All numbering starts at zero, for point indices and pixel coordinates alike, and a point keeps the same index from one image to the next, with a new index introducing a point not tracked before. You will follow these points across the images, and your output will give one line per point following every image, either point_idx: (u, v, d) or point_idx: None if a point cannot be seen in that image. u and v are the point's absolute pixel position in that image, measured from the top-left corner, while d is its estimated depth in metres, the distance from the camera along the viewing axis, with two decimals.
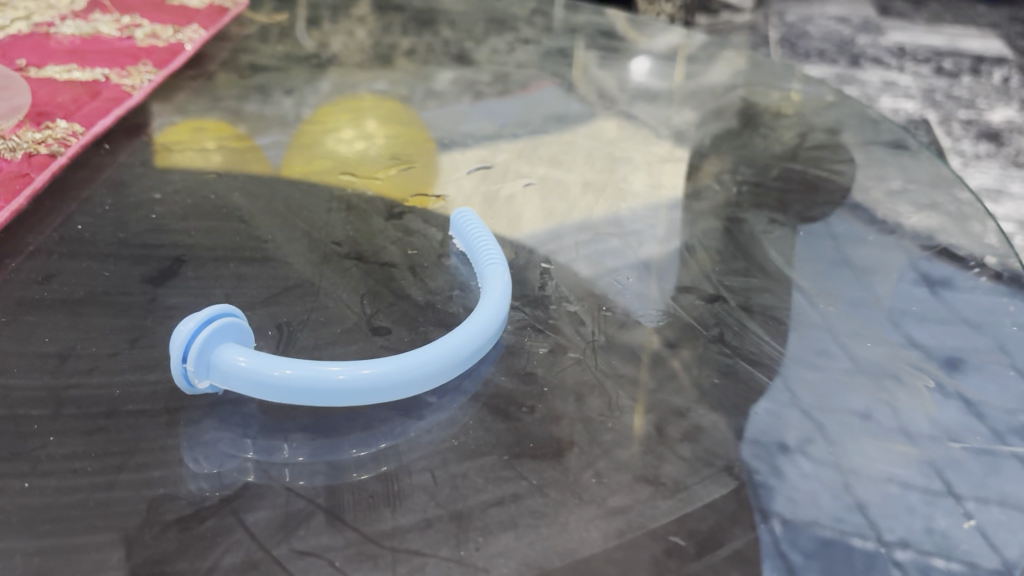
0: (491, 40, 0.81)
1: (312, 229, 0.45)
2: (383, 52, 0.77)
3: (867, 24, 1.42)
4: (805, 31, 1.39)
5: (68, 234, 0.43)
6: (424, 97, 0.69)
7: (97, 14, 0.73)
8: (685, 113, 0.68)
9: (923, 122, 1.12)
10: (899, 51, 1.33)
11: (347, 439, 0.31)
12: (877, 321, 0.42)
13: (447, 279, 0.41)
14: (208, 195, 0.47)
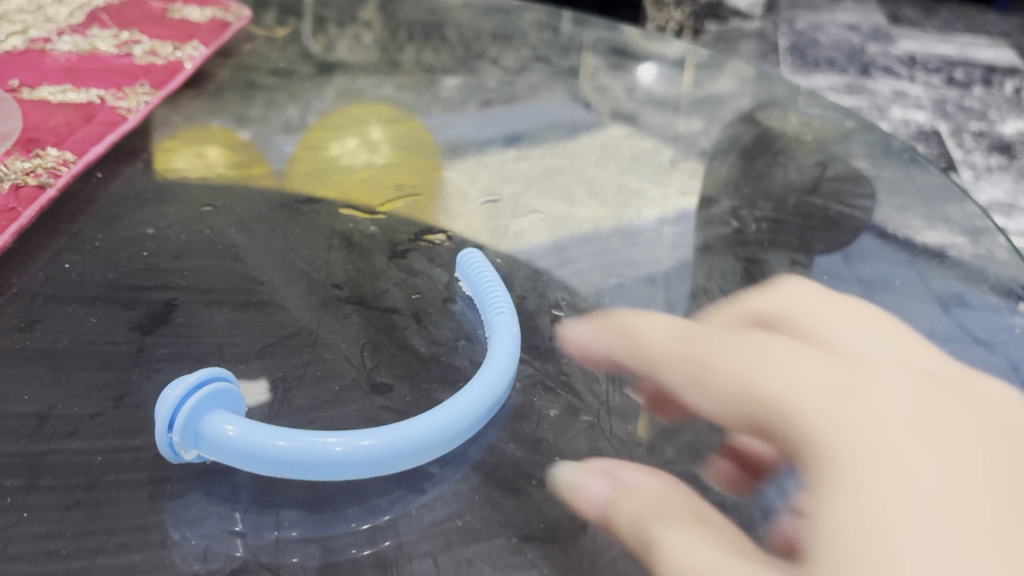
0: (501, 51, 0.79)
1: (311, 269, 0.43)
2: (391, 56, 0.77)
3: (878, 33, 1.68)
4: (815, 41, 1.63)
5: (54, 274, 0.41)
6: (431, 100, 0.70)
7: (95, 30, 0.71)
8: (693, 121, 0.68)
9: (935, 133, 1.30)
10: (910, 60, 1.56)
11: (344, 513, 0.29)
12: (889, 336, 0.43)
13: (453, 328, 0.39)
14: (203, 230, 0.45)
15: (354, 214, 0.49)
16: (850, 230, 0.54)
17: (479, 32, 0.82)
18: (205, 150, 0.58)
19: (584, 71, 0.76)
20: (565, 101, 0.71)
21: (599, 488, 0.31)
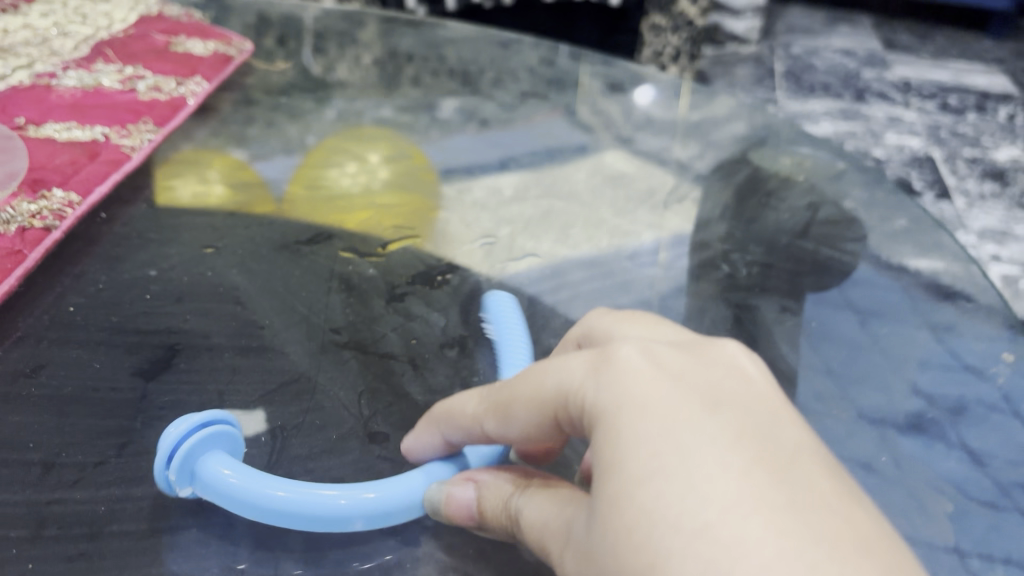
0: (503, 85, 0.80)
1: (311, 312, 0.44)
2: (388, 77, 0.80)
3: (871, 58, 2.08)
4: (808, 62, 2.04)
5: (59, 317, 0.42)
6: (428, 124, 0.73)
7: (100, 64, 0.72)
8: (686, 145, 0.70)
9: (931, 159, 1.64)
10: (906, 86, 1.93)
11: (349, 553, 0.30)
12: (882, 368, 0.47)
13: (448, 375, 0.40)
14: (205, 270, 0.47)
15: (354, 256, 0.49)
16: (843, 261, 0.56)
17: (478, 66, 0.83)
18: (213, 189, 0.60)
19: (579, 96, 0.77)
20: (562, 136, 0.71)
21: (470, 491, 0.30)
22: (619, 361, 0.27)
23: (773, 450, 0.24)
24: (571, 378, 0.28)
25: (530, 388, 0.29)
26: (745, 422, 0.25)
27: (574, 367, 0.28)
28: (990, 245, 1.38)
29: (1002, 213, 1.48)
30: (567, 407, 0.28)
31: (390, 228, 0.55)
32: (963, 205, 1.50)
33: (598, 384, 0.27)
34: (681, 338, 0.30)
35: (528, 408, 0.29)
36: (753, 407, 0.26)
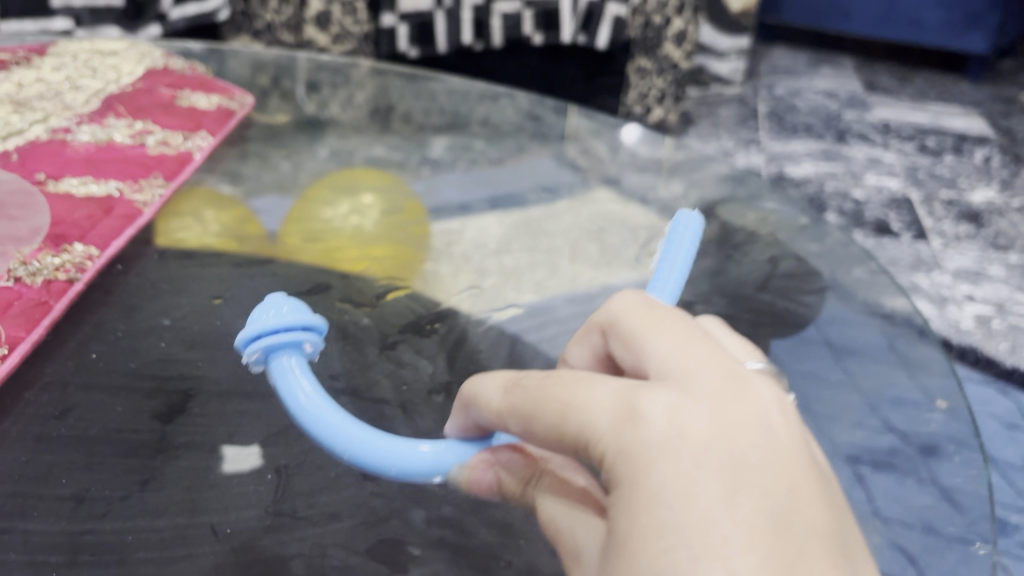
0: (491, 148, 0.84)
1: (311, 360, 0.48)
2: (380, 118, 0.88)
3: (851, 100, 2.35)
4: (791, 104, 2.29)
5: (82, 364, 0.46)
6: (420, 163, 0.81)
7: (110, 118, 0.76)
8: (671, 185, 0.77)
9: (908, 202, 1.74)
10: (883, 129, 2.16)
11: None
12: (858, 409, 0.51)
13: (435, 416, 0.44)
14: (214, 319, 0.51)
15: (350, 307, 0.54)
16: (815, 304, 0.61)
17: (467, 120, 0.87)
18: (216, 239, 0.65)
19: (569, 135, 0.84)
20: (545, 194, 0.77)
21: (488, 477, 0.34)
22: (644, 422, 0.26)
23: (792, 560, 0.24)
24: (591, 424, 0.27)
25: (549, 418, 0.28)
26: (776, 528, 0.24)
27: (596, 412, 0.27)
28: (964, 284, 1.43)
29: (975, 254, 1.54)
30: (585, 451, 0.27)
31: (374, 269, 0.60)
32: (938, 246, 1.56)
33: (617, 446, 0.26)
34: (721, 358, 0.28)
35: (547, 437, 0.28)
36: (777, 491, 0.25)
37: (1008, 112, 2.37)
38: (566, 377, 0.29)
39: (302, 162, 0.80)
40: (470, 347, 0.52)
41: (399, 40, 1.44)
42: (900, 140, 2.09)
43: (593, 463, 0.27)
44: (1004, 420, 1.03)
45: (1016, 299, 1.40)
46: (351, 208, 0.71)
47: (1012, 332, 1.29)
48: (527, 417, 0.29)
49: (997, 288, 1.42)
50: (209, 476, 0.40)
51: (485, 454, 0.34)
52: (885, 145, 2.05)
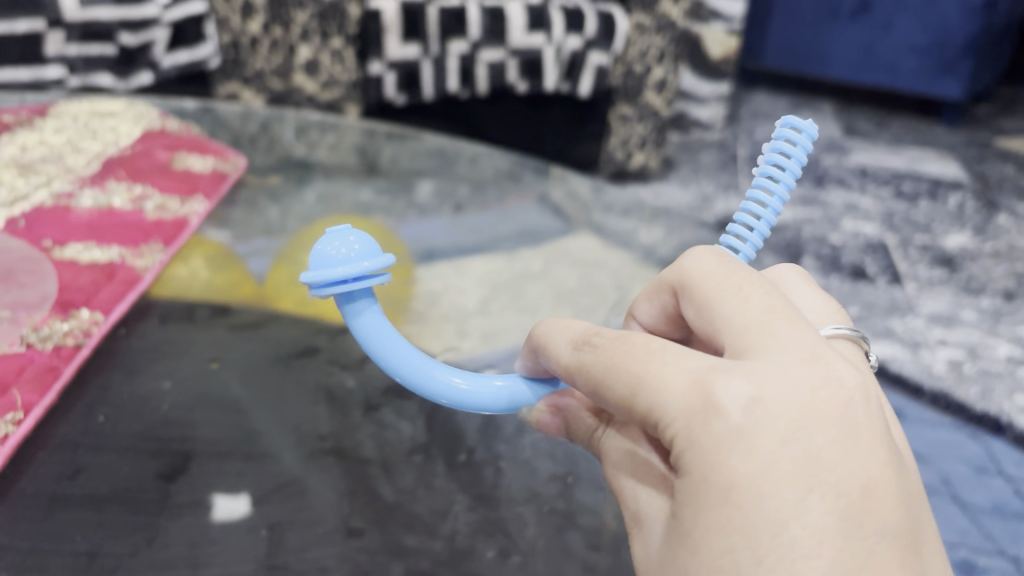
0: (474, 195, 0.92)
1: (301, 422, 0.52)
2: (369, 155, 0.96)
3: (834, 145, 2.44)
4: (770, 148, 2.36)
5: (91, 426, 0.50)
6: (407, 207, 0.90)
7: (111, 182, 0.79)
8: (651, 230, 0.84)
9: (884, 246, 1.80)
10: (859, 173, 2.23)
11: None
12: None
13: (413, 476, 0.49)
14: (211, 381, 0.55)
15: (338, 367, 0.58)
16: None
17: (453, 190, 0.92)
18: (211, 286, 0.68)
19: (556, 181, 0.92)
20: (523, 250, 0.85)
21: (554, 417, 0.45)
22: (724, 414, 0.32)
23: (847, 552, 0.30)
24: (669, 408, 0.33)
25: (634, 390, 0.34)
26: (834, 507, 0.31)
27: (677, 398, 0.33)
28: (937, 328, 1.48)
29: (948, 299, 1.59)
30: (663, 429, 0.33)
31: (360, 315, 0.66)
32: (912, 291, 1.61)
33: (696, 431, 0.32)
34: (795, 345, 0.34)
35: (632, 407, 0.35)
36: (843, 485, 0.31)
37: (981, 157, 2.46)
38: (651, 356, 0.35)
39: (290, 207, 0.87)
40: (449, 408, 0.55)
41: (386, 86, 1.55)
42: (877, 185, 2.16)
43: (670, 441, 0.33)
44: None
45: (987, 343, 1.45)
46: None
47: (982, 376, 1.33)
48: (616, 387, 0.35)
49: (968, 332, 1.47)
50: (207, 532, 0.44)
51: (549, 400, 0.46)
52: (861, 191, 2.11)
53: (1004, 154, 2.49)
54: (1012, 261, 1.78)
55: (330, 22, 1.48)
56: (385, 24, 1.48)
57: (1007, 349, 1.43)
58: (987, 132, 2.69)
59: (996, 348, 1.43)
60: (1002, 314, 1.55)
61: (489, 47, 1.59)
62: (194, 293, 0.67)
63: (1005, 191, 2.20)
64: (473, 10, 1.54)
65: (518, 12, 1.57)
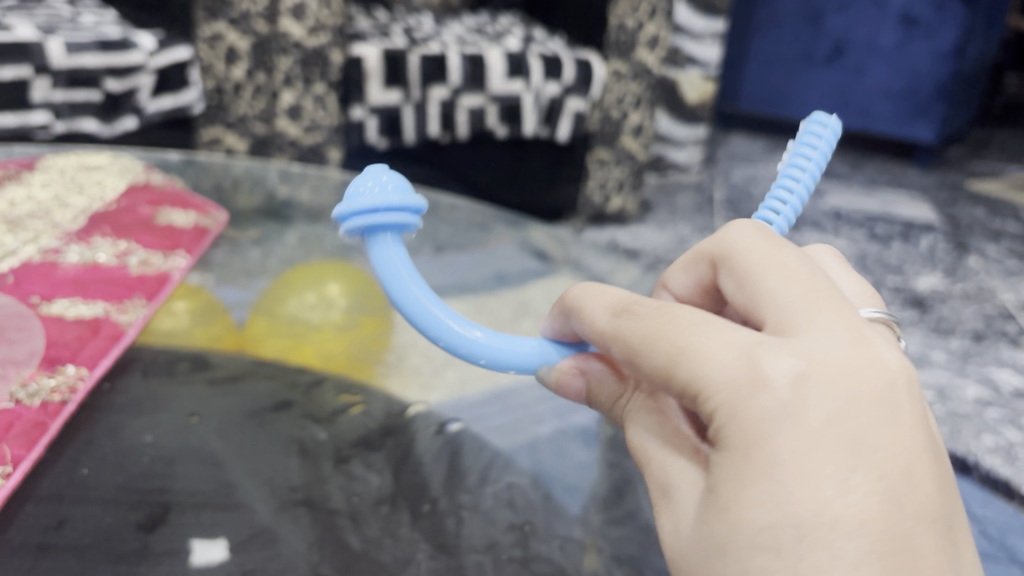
0: (454, 236, 0.96)
1: (273, 474, 0.55)
2: (349, 202, 1.01)
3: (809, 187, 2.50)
4: (747, 191, 2.41)
5: (75, 477, 0.53)
6: None
7: (97, 237, 0.80)
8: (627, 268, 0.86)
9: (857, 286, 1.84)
10: (834, 215, 2.29)
11: None
12: None
13: (380, 526, 0.52)
14: (190, 434, 0.58)
15: (309, 421, 0.61)
16: None
17: (434, 234, 0.96)
18: (198, 329, 0.72)
19: (531, 227, 0.97)
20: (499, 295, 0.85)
21: (577, 381, 0.44)
22: (772, 390, 0.31)
23: (891, 542, 0.30)
24: (710, 381, 0.32)
25: (670, 360, 0.33)
26: (878, 493, 0.30)
27: (721, 370, 0.32)
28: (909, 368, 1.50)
29: (919, 339, 1.62)
30: (702, 402, 0.33)
31: (339, 354, 0.71)
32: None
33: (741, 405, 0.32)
34: (838, 322, 0.34)
35: (665, 378, 0.34)
36: (888, 471, 0.31)
37: (952, 199, 2.51)
38: (690, 326, 0.34)
39: (272, 247, 0.90)
40: (416, 458, 0.59)
41: (369, 131, 1.61)
42: (850, 228, 2.20)
43: (707, 413, 0.33)
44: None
45: (956, 383, 1.46)
46: (318, 299, 0.76)
47: (951, 418, 1.33)
48: (650, 356, 0.34)
49: (938, 372, 1.49)
50: None
51: (573, 362, 0.45)
52: (835, 233, 2.16)
53: (975, 197, 2.56)
54: (981, 303, 1.83)
55: (313, 68, 1.51)
56: (367, 70, 1.55)
57: (975, 389, 1.44)
58: (959, 175, 2.76)
59: (966, 388, 1.44)
60: (970, 355, 1.58)
61: (470, 93, 1.65)
62: (176, 339, 0.71)
63: (975, 233, 2.25)
64: (453, 56, 1.61)
65: (497, 59, 1.64)
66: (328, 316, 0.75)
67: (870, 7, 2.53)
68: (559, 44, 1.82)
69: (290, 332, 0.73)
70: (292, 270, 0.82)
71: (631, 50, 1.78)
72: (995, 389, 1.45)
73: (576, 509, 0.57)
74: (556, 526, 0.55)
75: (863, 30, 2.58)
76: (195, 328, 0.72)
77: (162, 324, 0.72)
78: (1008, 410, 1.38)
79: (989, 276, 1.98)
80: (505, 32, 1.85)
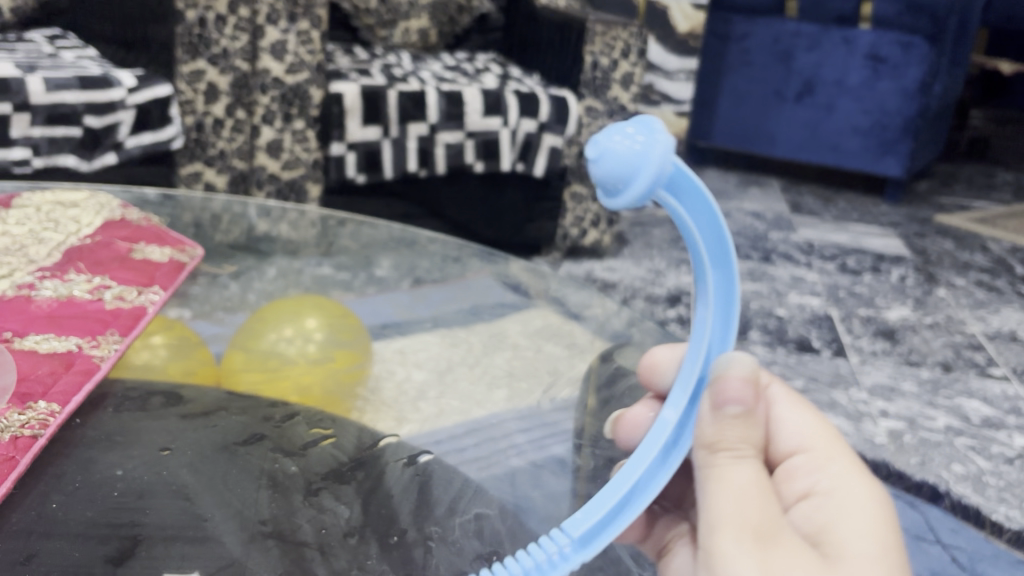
0: (433, 268, 0.96)
1: (243, 507, 0.56)
2: (328, 237, 1.02)
3: (780, 222, 2.53)
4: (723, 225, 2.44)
5: (44, 512, 0.53)
6: (365, 282, 0.92)
7: (73, 274, 0.79)
8: (603, 303, 0.86)
9: (828, 317, 1.87)
10: (807, 248, 2.32)
11: None
12: None
13: (348, 559, 0.53)
14: (160, 468, 0.59)
15: (280, 454, 0.62)
16: None
17: (413, 266, 0.96)
18: (180, 366, 0.72)
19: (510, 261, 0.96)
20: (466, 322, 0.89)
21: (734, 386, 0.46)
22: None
23: None
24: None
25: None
26: None
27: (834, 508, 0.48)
28: (879, 400, 1.50)
29: (889, 369, 1.64)
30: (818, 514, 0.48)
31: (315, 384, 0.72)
32: (856, 362, 1.65)
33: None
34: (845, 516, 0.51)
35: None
36: None
37: (921, 233, 2.56)
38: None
39: (250, 281, 0.91)
40: (385, 489, 0.60)
41: (347, 167, 1.61)
42: (822, 260, 2.24)
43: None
44: (912, 532, 1.08)
45: (926, 414, 1.47)
46: (296, 332, 0.76)
47: (921, 447, 1.33)
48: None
49: (908, 404, 1.49)
50: None
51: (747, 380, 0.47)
52: (808, 266, 2.19)
53: (943, 230, 2.60)
54: (950, 334, 1.85)
55: (292, 105, 1.56)
56: (347, 106, 1.58)
57: (946, 419, 1.46)
58: (928, 209, 2.81)
59: (936, 418, 1.45)
60: (940, 385, 1.60)
61: (450, 129, 1.67)
62: (152, 376, 0.71)
63: (945, 265, 2.29)
64: (431, 94, 1.65)
65: (474, 96, 1.68)
66: (301, 352, 0.75)
67: (839, 46, 2.61)
68: (536, 82, 1.86)
69: (267, 362, 0.74)
70: (268, 303, 0.84)
71: (605, 88, 1.82)
72: (964, 419, 1.46)
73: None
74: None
75: (832, 69, 2.64)
76: (176, 367, 0.72)
77: (136, 357, 0.72)
78: (978, 439, 1.39)
79: (958, 308, 2.02)
80: (485, 69, 1.90)
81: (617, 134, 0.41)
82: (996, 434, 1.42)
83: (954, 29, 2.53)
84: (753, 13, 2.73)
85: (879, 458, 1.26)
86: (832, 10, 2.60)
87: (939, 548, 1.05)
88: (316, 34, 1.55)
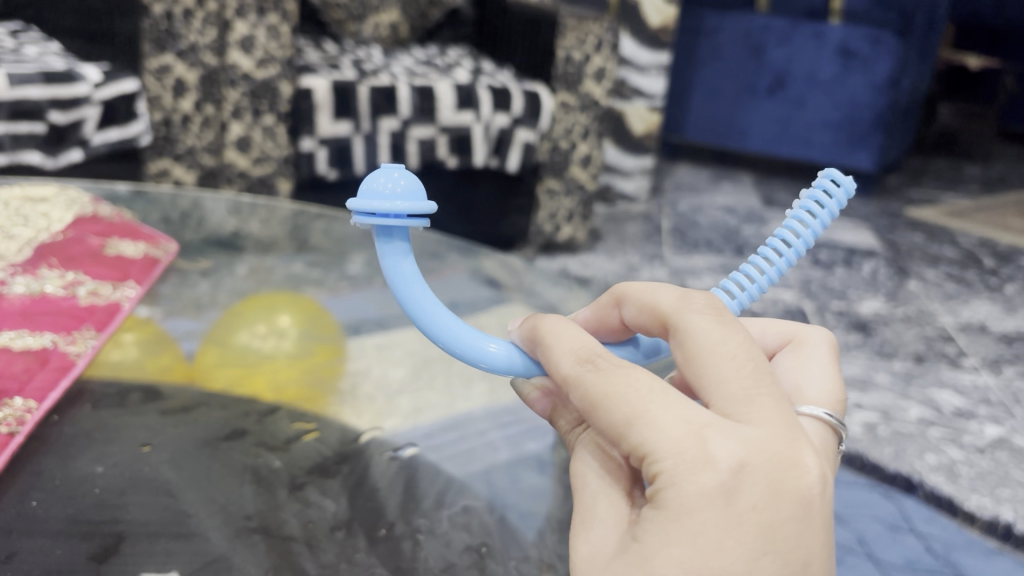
0: None
1: (228, 502, 0.56)
2: (300, 232, 1.01)
3: (752, 215, 2.54)
4: (696, 220, 2.44)
5: (24, 511, 0.52)
6: (338, 279, 0.92)
7: (44, 269, 0.77)
8: (580, 300, 0.86)
9: (800, 310, 1.88)
10: None
11: None
12: None
13: (335, 552, 0.53)
14: (141, 466, 0.57)
15: (263, 449, 0.61)
16: None
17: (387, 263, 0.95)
18: (165, 365, 0.71)
19: (486, 256, 0.97)
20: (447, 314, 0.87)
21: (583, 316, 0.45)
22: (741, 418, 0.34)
23: None
24: (661, 448, 0.33)
25: (694, 371, 0.36)
26: None
27: None
28: (854, 392, 1.51)
29: (864, 362, 1.66)
30: None
31: (290, 387, 0.70)
32: None
33: (720, 431, 0.34)
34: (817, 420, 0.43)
35: (683, 377, 0.37)
36: None
37: (892, 227, 2.58)
38: (709, 310, 0.37)
39: (220, 279, 0.88)
40: (371, 483, 0.59)
41: (318, 162, 1.59)
42: None
43: (643, 459, 0.34)
44: (887, 522, 1.08)
45: (899, 404, 1.49)
46: (270, 329, 0.76)
47: (896, 439, 1.35)
48: (610, 397, 0.35)
49: (882, 395, 1.51)
50: None
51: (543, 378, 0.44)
52: None
53: (913, 224, 2.63)
54: (921, 326, 1.88)
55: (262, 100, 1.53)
56: (316, 101, 1.56)
57: (918, 410, 1.47)
58: (898, 203, 2.84)
59: (909, 409, 1.47)
60: (913, 376, 1.62)
61: (421, 124, 1.65)
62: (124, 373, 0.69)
63: (914, 258, 2.32)
64: (404, 89, 1.63)
65: (447, 91, 1.67)
66: (277, 351, 0.74)
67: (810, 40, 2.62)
68: (508, 75, 1.85)
69: (244, 357, 0.73)
70: (242, 300, 0.82)
71: (577, 82, 1.86)
72: (937, 410, 1.48)
73: (531, 534, 0.58)
74: (512, 550, 0.55)
75: (802, 63, 2.66)
76: (163, 365, 0.71)
77: (108, 357, 0.71)
78: (950, 429, 1.41)
79: (930, 300, 2.04)
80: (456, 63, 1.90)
81: (382, 178, 0.43)
82: (968, 424, 1.44)
83: (922, 23, 2.55)
84: (724, 7, 2.79)
85: (857, 452, 1.27)
86: (802, 5, 2.62)
87: (914, 539, 1.06)
88: (285, 28, 1.53)
